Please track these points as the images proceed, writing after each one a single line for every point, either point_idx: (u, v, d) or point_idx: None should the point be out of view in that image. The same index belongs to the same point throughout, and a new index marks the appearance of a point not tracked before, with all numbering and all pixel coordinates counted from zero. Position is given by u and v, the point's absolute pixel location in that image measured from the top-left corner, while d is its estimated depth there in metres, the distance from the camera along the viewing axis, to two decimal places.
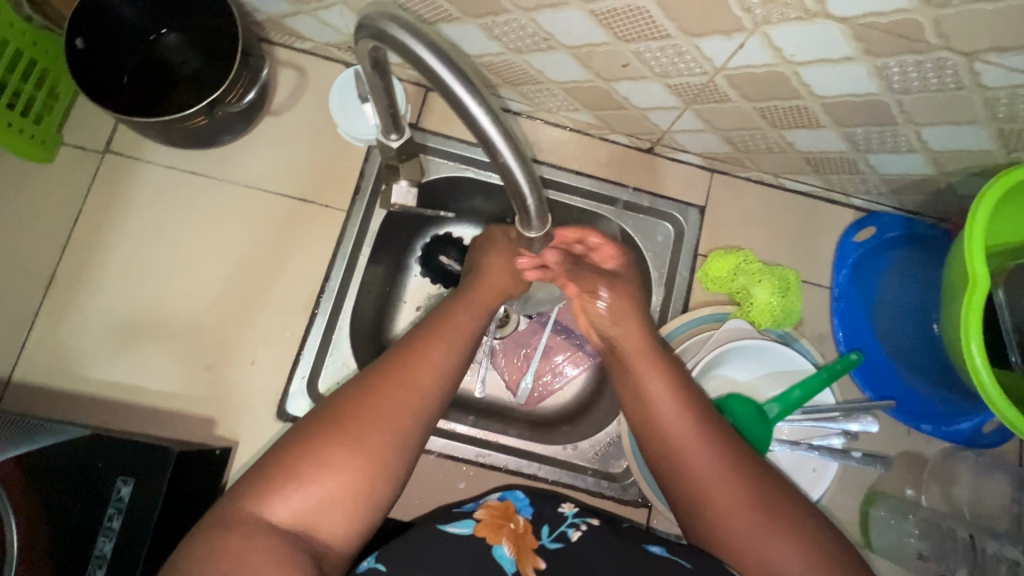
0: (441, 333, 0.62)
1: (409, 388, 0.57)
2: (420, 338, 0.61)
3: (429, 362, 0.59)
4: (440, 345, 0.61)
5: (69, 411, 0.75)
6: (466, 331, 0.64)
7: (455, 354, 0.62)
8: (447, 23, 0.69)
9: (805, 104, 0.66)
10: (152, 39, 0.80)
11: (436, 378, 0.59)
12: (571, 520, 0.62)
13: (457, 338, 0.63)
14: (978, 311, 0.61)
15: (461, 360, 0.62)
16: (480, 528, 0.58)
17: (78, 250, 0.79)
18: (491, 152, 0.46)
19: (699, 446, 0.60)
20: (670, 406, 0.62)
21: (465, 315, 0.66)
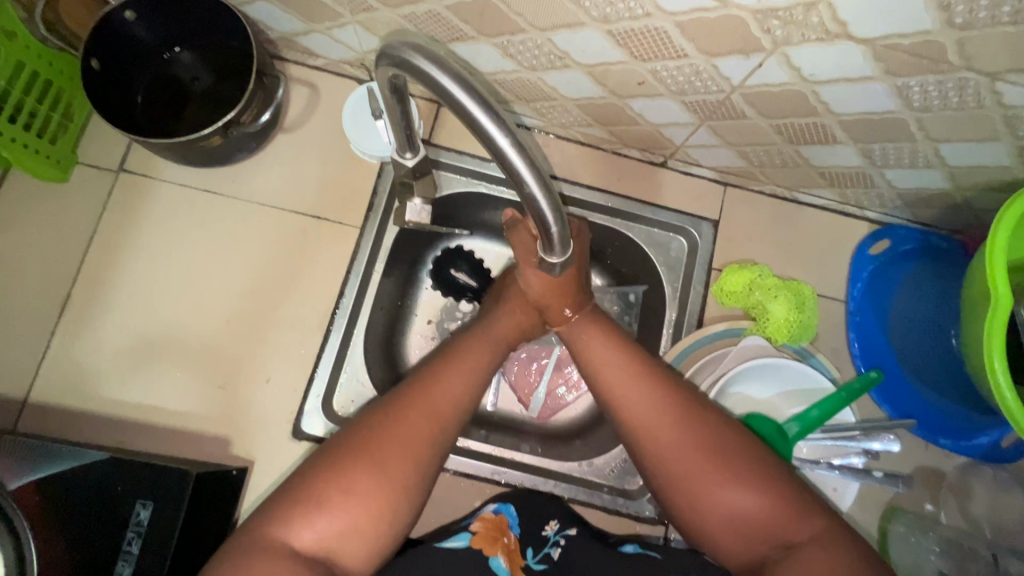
0: (459, 359, 0.61)
1: (424, 413, 0.56)
2: (438, 364, 0.60)
3: (444, 387, 0.58)
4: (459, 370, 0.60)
5: (85, 431, 0.75)
6: (484, 357, 0.63)
7: (472, 380, 0.61)
8: (461, 42, 0.69)
9: (822, 122, 0.66)
10: (165, 58, 0.81)
11: (456, 403, 0.58)
12: (554, 538, 0.63)
13: (473, 363, 0.61)
14: (1001, 331, 0.60)
15: (478, 381, 0.62)
16: (475, 540, 0.60)
17: (94, 269, 0.79)
18: (514, 179, 0.46)
19: (668, 424, 0.58)
20: (652, 400, 0.59)
21: (482, 340, 0.64)
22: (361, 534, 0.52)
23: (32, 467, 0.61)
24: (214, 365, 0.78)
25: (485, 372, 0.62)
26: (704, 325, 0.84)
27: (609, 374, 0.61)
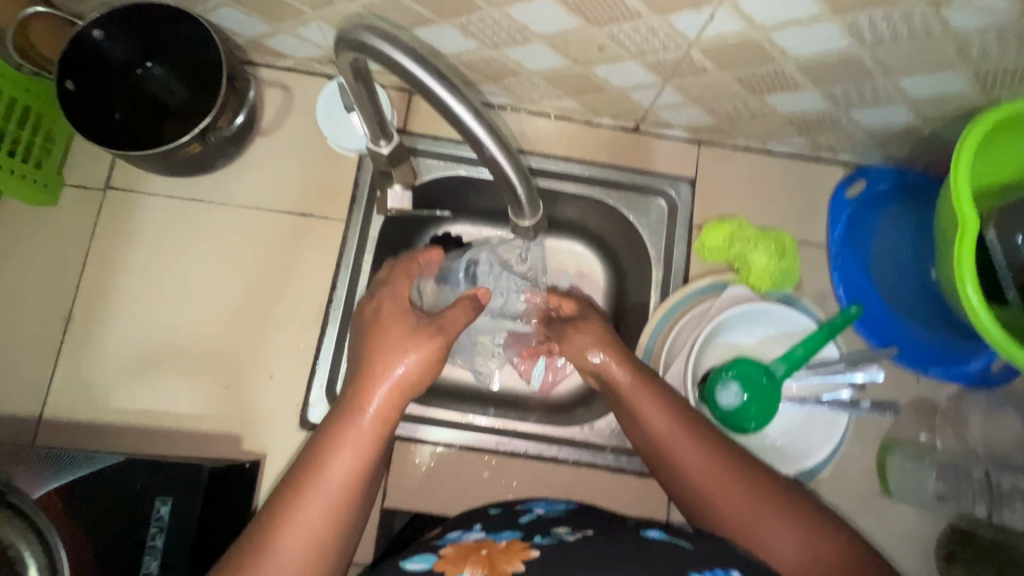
0: (324, 457, 0.60)
1: (298, 524, 0.57)
2: (304, 469, 0.60)
3: (316, 493, 0.58)
4: (328, 468, 0.59)
5: (99, 441, 0.77)
6: (354, 449, 0.61)
7: (354, 470, 0.60)
8: (423, 27, 0.71)
9: (781, 67, 0.67)
10: (139, 74, 0.82)
11: (332, 502, 0.59)
12: (565, 533, 0.62)
13: (344, 457, 0.60)
14: (971, 252, 0.62)
15: (348, 486, 0.60)
16: (439, 563, 0.56)
17: (91, 285, 0.81)
18: (478, 147, 0.49)
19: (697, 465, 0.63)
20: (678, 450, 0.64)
21: (352, 428, 0.62)
22: None
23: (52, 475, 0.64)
24: (217, 367, 0.81)
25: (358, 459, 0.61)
26: (690, 282, 0.86)
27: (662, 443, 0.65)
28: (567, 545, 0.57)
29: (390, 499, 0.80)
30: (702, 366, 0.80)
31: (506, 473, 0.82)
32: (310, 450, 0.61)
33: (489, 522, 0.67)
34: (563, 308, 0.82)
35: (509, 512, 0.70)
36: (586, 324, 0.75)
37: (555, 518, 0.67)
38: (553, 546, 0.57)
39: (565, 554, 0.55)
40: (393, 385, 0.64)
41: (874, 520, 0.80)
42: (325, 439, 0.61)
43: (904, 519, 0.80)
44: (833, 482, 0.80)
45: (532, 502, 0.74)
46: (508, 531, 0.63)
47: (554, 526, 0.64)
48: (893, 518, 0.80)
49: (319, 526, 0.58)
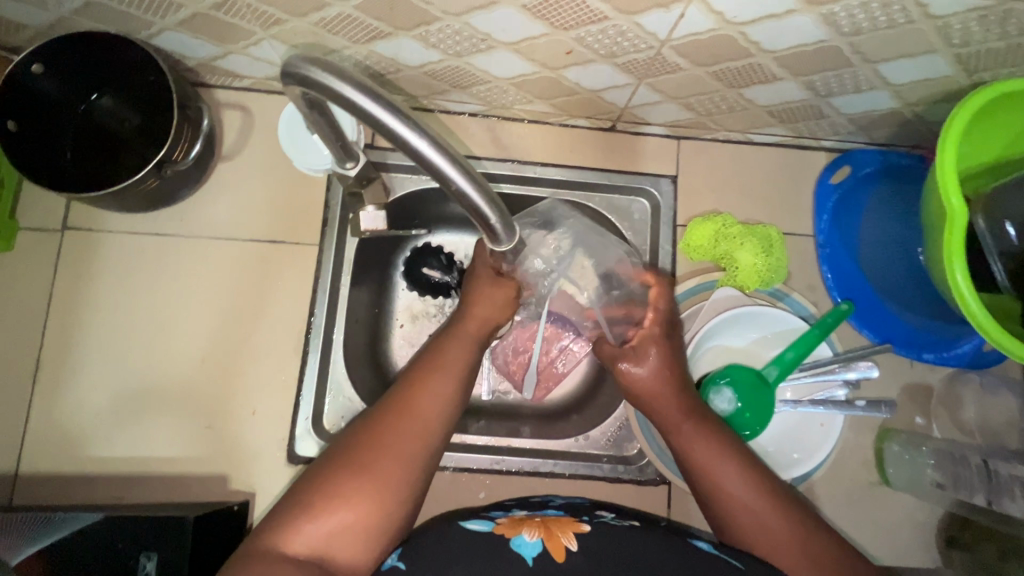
0: (441, 364, 0.63)
1: (417, 421, 0.59)
2: (421, 370, 0.63)
3: (430, 393, 0.61)
4: (446, 374, 0.63)
5: (81, 494, 0.75)
6: (464, 361, 0.65)
7: (463, 372, 0.64)
8: (380, 40, 0.67)
9: (758, 61, 0.65)
10: (84, 109, 0.78)
11: (444, 413, 0.61)
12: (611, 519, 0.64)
13: (456, 367, 0.64)
14: (960, 241, 0.60)
15: (461, 387, 0.63)
16: (499, 526, 0.60)
17: (57, 332, 0.78)
18: (443, 180, 0.44)
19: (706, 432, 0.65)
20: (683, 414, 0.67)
21: (467, 336, 0.67)
22: (357, 527, 0.54)
23: (31, 539, 0.62)
24: (198, 406, 0.78)
25: (466, 379, 0.64)
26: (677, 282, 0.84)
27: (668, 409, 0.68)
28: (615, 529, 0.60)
29: None
30: (696, 371, 0.78)
31: (503, 490, 0.81)
32: (422, 358, 0.65)
33: (532, 506, 0.70)
34: (643, 321, 0.72)
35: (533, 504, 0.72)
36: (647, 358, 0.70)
37: (590, 508, 0.70)
38: (601, 530, 0.59)
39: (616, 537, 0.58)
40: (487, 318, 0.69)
41: (875, 510, 0.80)
42: (445, 338, 0.67)
43: (904, 507, 0.80)
44: (831, 475, 0.80)
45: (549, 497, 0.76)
46: (554, 511, 0.67)
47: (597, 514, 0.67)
48: (893, 506, 0.80)
49: (431, 425, 0.60)
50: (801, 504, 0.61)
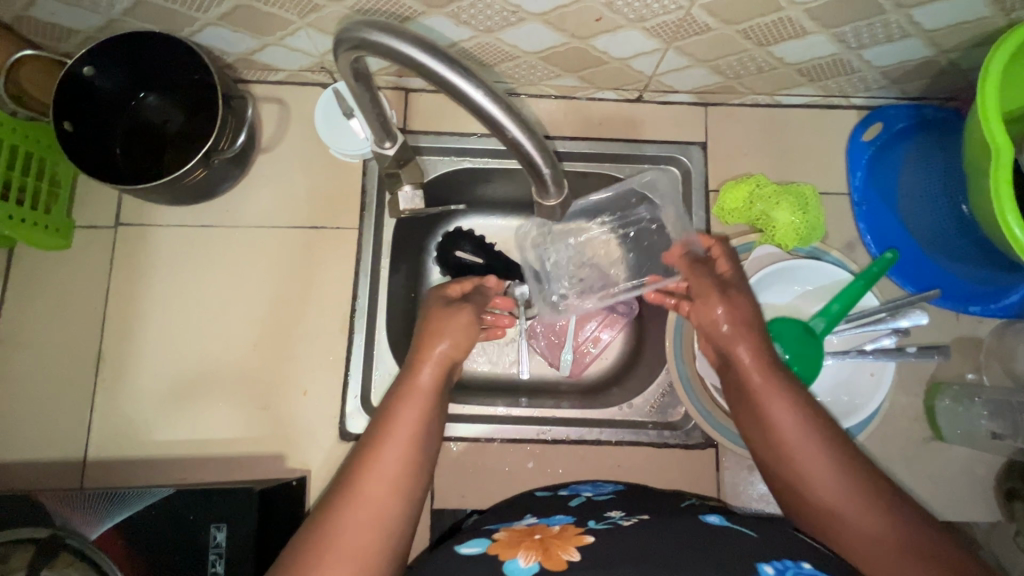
0: (389, 434, 0.61)
1: (367, 502, 0.57)
2: (371, 440, 0.61)
3: (378, 471, 0.59)
4: (397, 441, 0.61)
5: (145, 476, 0.78)
6: (418, 417, 0.63)
7: (419, 433, 0.62)
8: (414, 20, 0.69)
9: (788, 15, 0.65)
10: (133, 105, 0.81)
11: (402, 480, 0.59)
12: (621, 516, 0.61)
13: (408, 429, 0.62)
14: (1008, 178, 0.59)
15: (416, 454, 0.61)
16: (493, 547, 0.57)
17: (116, 324, 0.81)
18: (498, 130, 0.46)
19: (787, 405, 0.62)
20: (766, 390, 0.64)
21: (419, 397, 0.65)
22: None
23: (108, 514, 0.65)
24: (250, 389, 0.80)
25: (420, 442, 0.62)
26: None
27: (755, 380, 0.65)
28: (622, 529, 0.57)
29: (439, 499, 0.80)
30: None
31: (551, 460, 0.82)
32: (374, 422, 0.63)
33: (540, 510, 0.67)
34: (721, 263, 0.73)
35: (557, 497, 0.70)
36: (737, 294, 0.70)
37: (605, 503, 0.66)
38: (607, 530, 0.57)
39: (618, 542, 0.54)
40: (444, 358, 0.68)
41: (929, 465, 0.79)
42: (396, 398, 0.65)
43: (960, 461, 0.79)
44: (881, 432, 0.79)
45: (578, 487, 0.75)
46: (561, 515, 0.63)
47: (606, 510, 0.64)
48: (949, 461, 0.79)
49: (386, 504, 0.58)
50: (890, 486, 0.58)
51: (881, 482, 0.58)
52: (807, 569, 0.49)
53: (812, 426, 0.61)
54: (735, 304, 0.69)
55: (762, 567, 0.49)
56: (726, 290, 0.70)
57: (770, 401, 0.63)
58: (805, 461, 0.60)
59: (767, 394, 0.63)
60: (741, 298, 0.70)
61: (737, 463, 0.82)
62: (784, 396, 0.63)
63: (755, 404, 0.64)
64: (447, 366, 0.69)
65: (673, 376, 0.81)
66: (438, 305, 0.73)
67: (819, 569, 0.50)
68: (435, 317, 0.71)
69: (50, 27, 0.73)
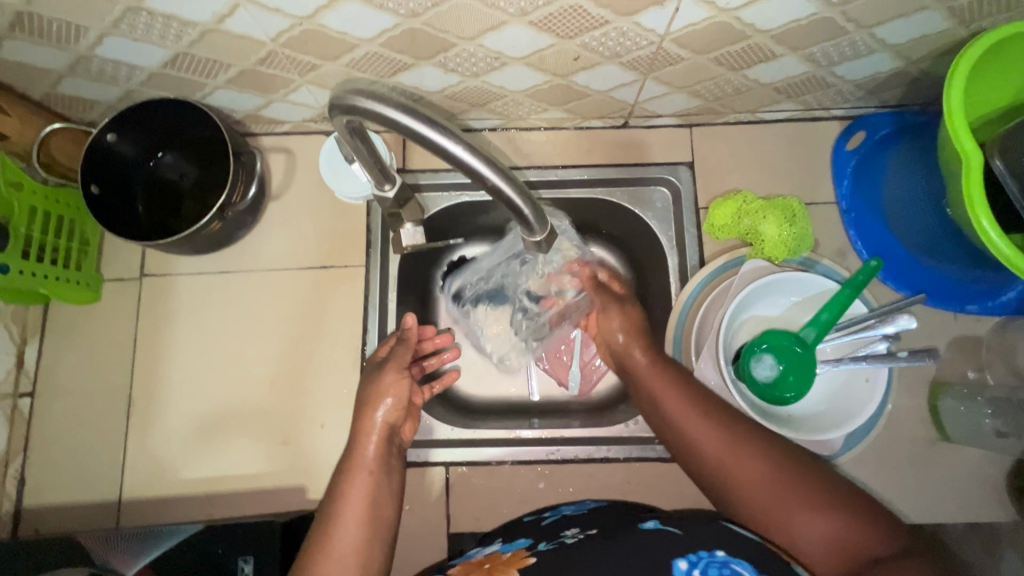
0: (342, 510, 0.65)
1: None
2: (324, 525, 0.64)
3: (337, 546, 0.62)
4: (348, 523, 0.64)
5: (176, 513, 0.82)
6: (368, 493, 0.67)
7: (371, 501, 0.66)
8: (404, 72, 0.74)
9: (756, 42, 0.68)
10: (152, 165, 0.87)
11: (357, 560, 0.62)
12: (570, 534, 0.63)
13: (359, 507, 0.65)
14: (978, 183, 0.61)
15: (369, 524, 0.65)
16: None
17: (143, 369, 0.86)
18: (478, 178, 0.50)
19: (696, 417, 0.66)
20: (679, 401, 0.68)
21: (364, 472, 0.68)
22: None
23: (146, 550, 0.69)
24: (269, 425, 0.84)
25: (370, 513, 0.66)
26: (706, 262, 0.87)
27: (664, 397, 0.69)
28: (566, 547, 0.59)
29: (455, 523, 0.83)
30: (734, 344, 0.80)
31: (561, 480, 0.84)
32: (328, 502, 0.67)
33: (510, 534, 0.70)
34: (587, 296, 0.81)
35: (537, 519, 0.72)
36: (630, 307, 0.78)
37: (563, 521, 0.68)
38: (550, 551, 0.59)
39: (557, 560, 0.57)
40: (382, 428, 0.72)
41: (938, 467, 0.79)
42: (345, 473, 0.69)
43: (970, 462, 0.79)
44: (887, 436, 0.80)
45: (560, 508, 0.75)
46: (522, 540, 0.66)
47: (565, 529, 0.66)
48: (959, 462, 0.79)
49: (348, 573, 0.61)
50: (801, 470, 0.60)
51: (793, 469, 0.60)
52: (720, 558, 0.54)
53: (722, 429, 0.64)
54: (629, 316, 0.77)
55: (677, 565, 0.53)
56: (621, 305, 0.78)
57: (681, 412, 0.67)
58: (728, 468, 0.62)
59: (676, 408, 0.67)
60: (634, 310, 0.78)
61: None
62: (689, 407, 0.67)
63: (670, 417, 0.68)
64: (389, 435, 0.73)
65: None
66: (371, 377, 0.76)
67: (731, 555, 0.54)
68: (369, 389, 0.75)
69: (75, 100, 0.79)
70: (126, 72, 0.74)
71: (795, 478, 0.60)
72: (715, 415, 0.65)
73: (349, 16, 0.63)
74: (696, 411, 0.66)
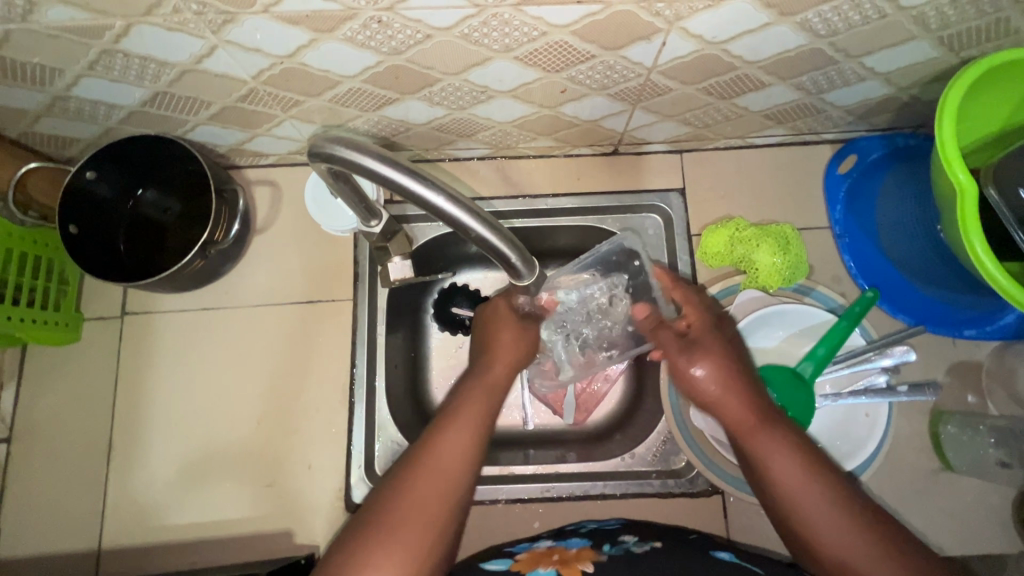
0: (458, 418, 0.67)
1: (439, 470, 0.63)
2: (447, 420, 0.67)
3: (449, 450, 0.64)
4: (460, 430, 0.66)
5: (157, 563, 0.79)
6: (485, 411, 0.68)
7: (483, 419, 0.68)
8: (389, 106, 0.73)
9: (744, 72, 0.68)
10: (131, 204, 0.85)
11: (455, 479, 0.63)
12: (633, 544, 0.67)
13: (479, 417, 0.67)
14: (972, 213, 0.60)
15: (479, 435, 0.66)
16: (516, 564, 0.65)
17: (124, 413, 0.84)
18: (462, 228, 0.48)
19: (791, 465, 0.63)
20: (768, 442, 0.65)
21: (481, 392, 0.70)
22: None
23: None
24: (256, 467, 0.82)
25: (486, 424, 0.68)
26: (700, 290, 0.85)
27: (754, 439, 0.65)
28: (631, 557, 0.63)
29: None
30: None
31: (557, 517, 0.82)
32: (444, 407, 0.69)
33: (559, 534, 0.74)
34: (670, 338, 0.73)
35: (562, 532, 0.76)
36: (703, 355, 0.70)
37: (614, 529, 0.72)
38: (620, 556, 0.63)
39: (627, 565, 0.62)
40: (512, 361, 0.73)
41: (941, 498, 0.77)
42: (470, 386, 0.71)
43: (974, 492, 0.77)
44: (888, 467, 0.78)
45: (583, 521, 0.80)
46: (576, 539, 0.70)
47: (620, 535, 0.70)
48: (962, 493, 0.77)
49: (451, 478, 0.63)
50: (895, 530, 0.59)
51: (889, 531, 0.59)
52: None
53: (818, 479, 0.62)
54: (703, 361, 0.69)
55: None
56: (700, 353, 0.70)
57: (772, 459, 0.64)
58: (822, 526, 0.60)
59: (768, 452, 0.64)
60: (710, 352, 0.70)
61: (746, 510, 0.80)
62: (787, 452, 0.64)
63: (760, 461, 0.64)
64: (513, 366, 0.74)
65: (670, 426, 0.80)
66: (507, 307, 0.76)
67: None
68: (500, 316, 0.76)
69: (53, 137, 0.78)
70: (104, 111, 0.72)
71: (897, 547, 0.58)
72: (811, 465, 0.63)
73: (330, 54, 0.61)
74: (791, 458, 0.63)
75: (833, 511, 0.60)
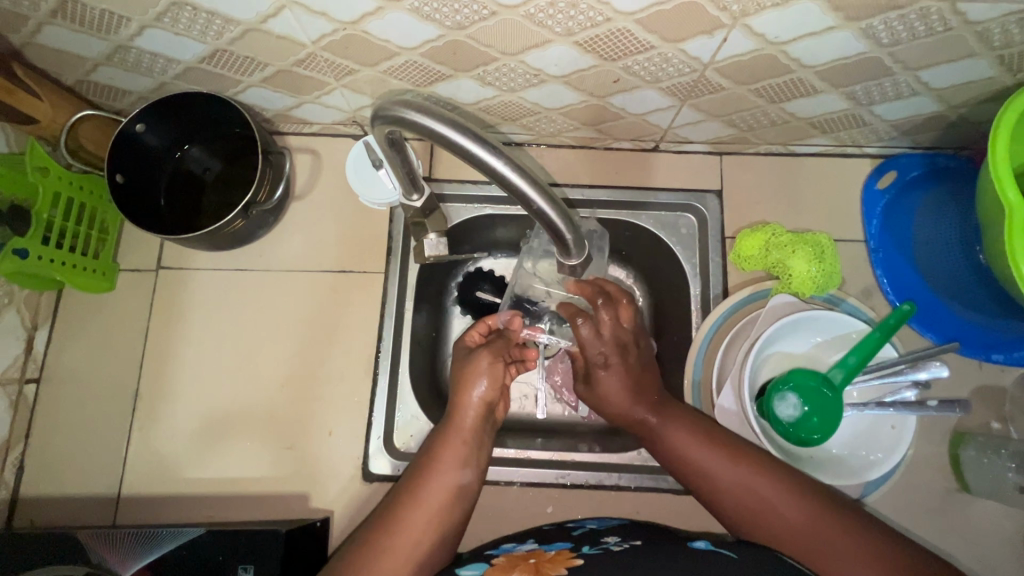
0: (449, 437, 0.70)
1: (430, 488, 0.67)
2: (437, 441, 0.70)
3: (441, 468, 0.68)
4: (450, 447, 0.70)
5: (174, 514, 0.80)
6: (457, 465, 0.69)
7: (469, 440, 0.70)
8: (441, 82, 0.73)
9: (799, 76, 0.68)
10: (178, 156, 0.86)
11: (446, 491, 0.67)
12: (614, 543, 0.67)
13: (460, 439, 0.70)
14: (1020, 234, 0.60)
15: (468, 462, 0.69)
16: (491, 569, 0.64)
17: (152, 364, 0.85)
18: (524, 200, 0.50)
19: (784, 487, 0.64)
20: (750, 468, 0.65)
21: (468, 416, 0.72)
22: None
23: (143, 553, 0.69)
24: (276, 429, 0.83)
25: (473, 443, 0.71)
26: (729, 293, 0.86)
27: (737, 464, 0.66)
28: (611, 556, 0.63)
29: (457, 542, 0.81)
30: (758, 379, 0.80)
31: (569, 505, 0.82)
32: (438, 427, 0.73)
33: (542, 536, 0.73)
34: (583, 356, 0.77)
35: (561, 528, 0.76)
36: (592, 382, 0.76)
37: (603, 530, 0.72)
38: (597, 556, 0.63)
39: (606, 565, 0.61)
40: (480, 402, 0.72)
41: (956, 519, 0.77)
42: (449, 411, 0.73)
43: (989, 516, 0.77)
44: (905, 483, 0.78)
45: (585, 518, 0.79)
46: (560, 542, 0.70)
47: (603, 537, 0.70)
48: (977, 516, 0.77)
49: (443, 496, 0.67)
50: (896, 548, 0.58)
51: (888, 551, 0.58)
52: None
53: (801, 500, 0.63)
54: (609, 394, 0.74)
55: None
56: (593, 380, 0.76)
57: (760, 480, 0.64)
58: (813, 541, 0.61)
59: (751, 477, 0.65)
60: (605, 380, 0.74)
61: None
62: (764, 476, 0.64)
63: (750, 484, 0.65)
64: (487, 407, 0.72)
65: None
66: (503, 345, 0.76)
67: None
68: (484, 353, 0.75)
69: (107, 88, 0.79)
70: (161, 65, 0.73)
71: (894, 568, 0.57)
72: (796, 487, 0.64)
73: (394, 24, 0.62)
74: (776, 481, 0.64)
75: (826, 531, 0.60)
